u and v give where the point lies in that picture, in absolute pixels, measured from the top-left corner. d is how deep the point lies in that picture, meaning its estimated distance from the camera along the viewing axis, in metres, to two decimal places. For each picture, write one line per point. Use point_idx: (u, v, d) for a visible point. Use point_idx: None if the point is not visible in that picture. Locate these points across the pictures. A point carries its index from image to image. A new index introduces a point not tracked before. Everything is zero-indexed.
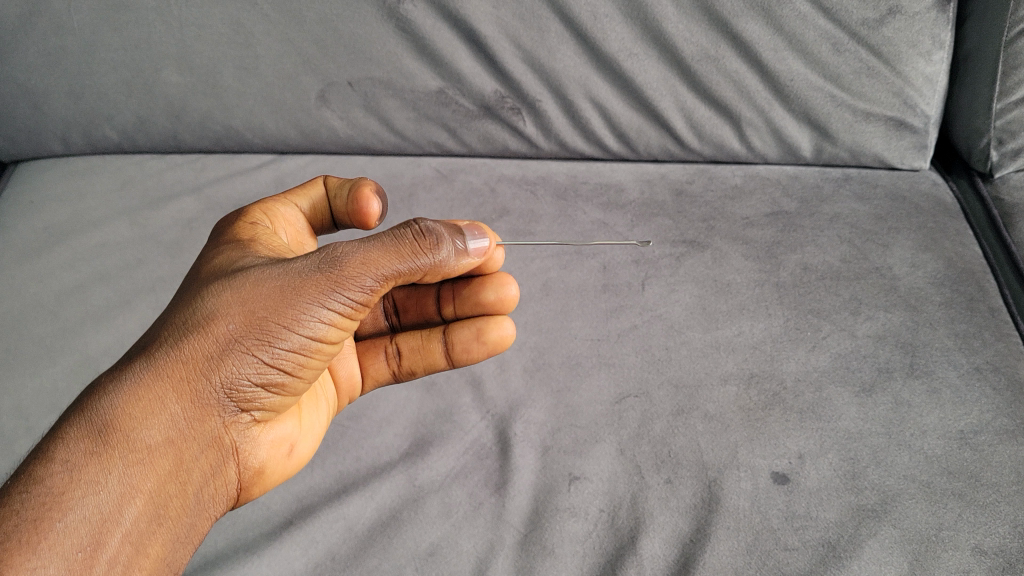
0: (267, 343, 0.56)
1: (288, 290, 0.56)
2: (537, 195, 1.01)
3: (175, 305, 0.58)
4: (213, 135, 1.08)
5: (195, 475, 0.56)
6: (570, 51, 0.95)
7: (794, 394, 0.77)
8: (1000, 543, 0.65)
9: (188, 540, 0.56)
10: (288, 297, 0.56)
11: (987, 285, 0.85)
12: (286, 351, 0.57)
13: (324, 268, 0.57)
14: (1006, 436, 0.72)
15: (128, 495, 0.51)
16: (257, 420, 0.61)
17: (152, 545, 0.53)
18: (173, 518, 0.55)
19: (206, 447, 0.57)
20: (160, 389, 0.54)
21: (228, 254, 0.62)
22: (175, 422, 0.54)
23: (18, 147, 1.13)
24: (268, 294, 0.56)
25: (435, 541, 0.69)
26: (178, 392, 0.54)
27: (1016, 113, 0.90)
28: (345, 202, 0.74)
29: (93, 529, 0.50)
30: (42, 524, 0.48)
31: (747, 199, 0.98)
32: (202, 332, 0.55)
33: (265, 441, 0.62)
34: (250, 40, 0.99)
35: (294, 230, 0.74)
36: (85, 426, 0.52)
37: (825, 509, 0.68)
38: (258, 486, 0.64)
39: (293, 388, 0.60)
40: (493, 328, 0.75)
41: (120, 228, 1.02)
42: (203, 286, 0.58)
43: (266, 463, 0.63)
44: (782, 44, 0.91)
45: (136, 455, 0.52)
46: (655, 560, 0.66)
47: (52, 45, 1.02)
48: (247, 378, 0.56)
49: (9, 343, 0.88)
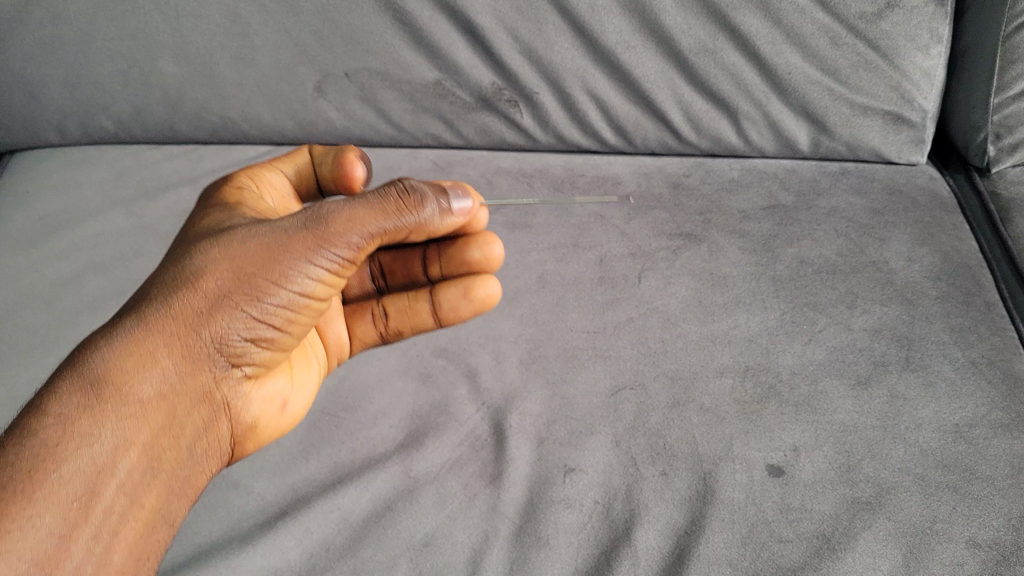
0: (256, 299, 0.56)
1: (277, 247, 0.56)
2: (534, 187, 1.01)
3: (166, 261, 0.58)
4: (210, 125, 1.08)
5: (188, 430, 0.56)
6: (568, 43, 0.95)
7: (790, 386, 0.77)
8: (994, 536, 0.65)
9: (184, 493, 0.57)
10: (276, 254, 0.56)
11: (984, 280, 0.85)
12: (275, 307, 0.57)
13: (311, 226, 0.57)
14: (1001, 429, 0.72)
15: (122, 447, 0.52)
16: (248, 376, 0.61)
17: (148, 496, 0.53)
18: (168, 470, 0.55)
19: (198, 400, 0.57)
20: (152, 343, 0.54)
21: (218, 213, 0.62)
22: (169, 376, 0.55)
23: (14, 136, 1.12)
24: (256, 252, 0.56)
25: (429, 531, 0.69)
26: (170, 347, 0.55)
27: (1013, 108, 0.90)
28: (331, 168, 0.74)
29: (88, 480, 0.50)
30: (36, 475, 0.47)
31: (744, 192, 0.98)
32: (192, 287, 0.55)
33: (257, 398, 0.62)
34: (247, 31, 0.98)
35: (280, 196, 0.73)
36: (78, 378, 0.51)
37: (820, 501, 0.68)
38: (251, 442, 0.64)
39: (283, 344, 0.61)
40: (479, 287, 0.76)
41: (116, 219, 1.02)
42: (193, 243, 0.58)
43: (259, 418, 0.63)
44: (780, 38, 0.90)
45: (130, 408, 0.52)
46: (650, 552, 0.66)
47: (49, 34, 1.02)
48: (237, 333, 0.57)
49: (4, 332, 0.88)
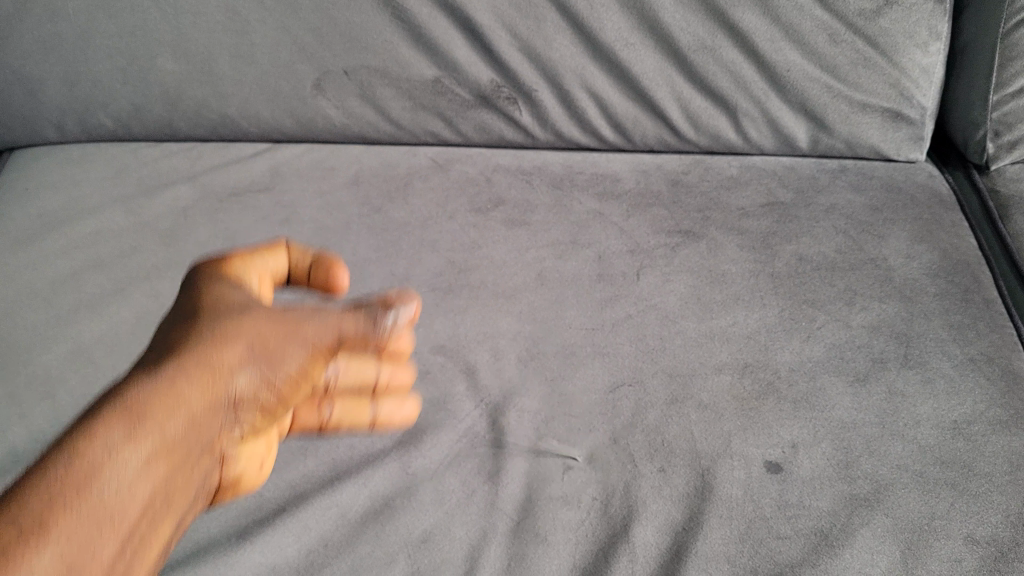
0: (274, 374, 0.49)
1: (302, 327, 0.50)
2: (533, 185, 1.01)
3: (204, 304, 0.52)
4: (209, 123, 1.08)
5: (188, 487, 0.48)
6: (567, 41, 0.95)
7: (788, 383, 0.77)
8: (992, 532, 0.65)
9: (175, 539, 0.49)
10: (299, 337, 0.50)
11: (982, 277, 0.85)
12: (284, 385, 0.50)
13: (331, 319, 0.50)
14: (999, 426, 0.72)
15: (137, 497, 0.44)
16: (248, 439, 0.53)
17: (148, 548, 0.46)
18: (167, 518, 0.47)
19: (203, 459, 0.49)
20: (182, 392, 0.46)
21: (221, 285, 0.54)
22: (189, 429, 0.47)
23: (13, 134, 1.12)
24: (283, 328, 0.50)
25: (427, 528, 0.69)
26: (199, 398, 0.47)
27: (1012, 105, 0.91)
28: (318, 276, 0.63)
29: (103, 519, 0.42)
30: (67, 502, 0.41)
31: (743, 189, 0.98)
32: (213, 339, 0.48)
33: (245, 460, 0.54)
34: (246, 28, 0.99)
35: (263, 287, 0.61)
36: (120, 406, 0.44)
37: (818, 497, 0.68)
38: (231, 494, 0.56)
39: (279, 418, 0.53)
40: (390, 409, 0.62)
41: (114, 216, 1.02)
42: (225, 303, 0.52)
43: (243, 474, 0.55)
44: (779, 35, 0.90)
45: (156, 455, 0.45)
46: (648, 548, 0.66)
47: (48, 31, 1.02)
48: (247, 401, 0.49)
49: (3, 329, 0.88)
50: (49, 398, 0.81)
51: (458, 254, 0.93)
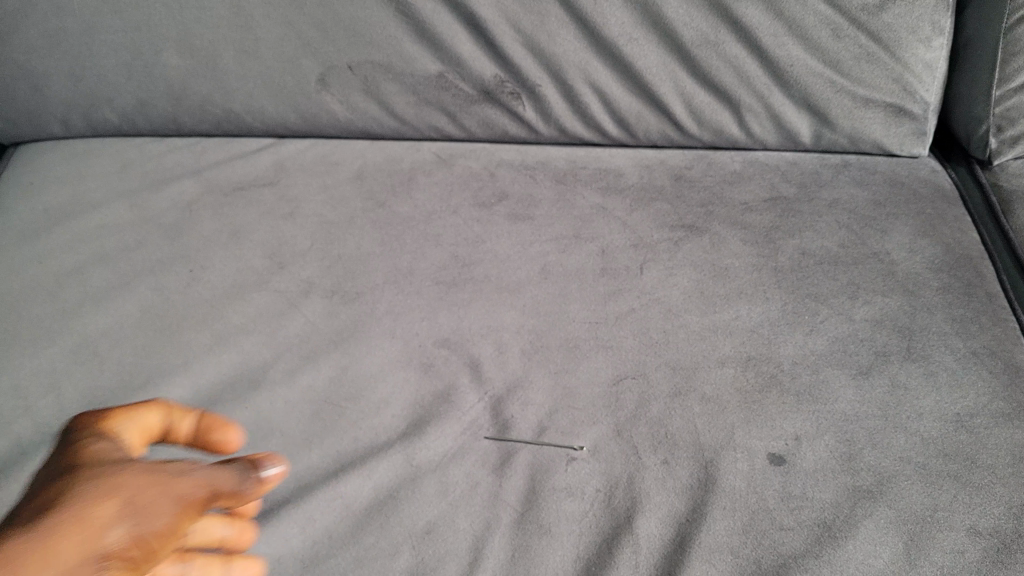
0: (139, 534, 0.42)
1: (173, 479, 0.45)
2: (536, 180, 1.01)
3: (59, 468, 0.45)
4: (213, 118, 1.09)
5: None
6: (570, 36, 0.95)
7: (791, 376, 0.77)
8: (995, 524, 0.65)
9: None
10: (168, 489, 0.44)
11: (984, 271, 0.85)
12: (149, 547, 0.42)
13: (201, 474, 0.47)
14: (1002, 419, 0.72)
15: None
16: None
17: None
18: None
19: None
20: (26, 556, 0.38)
21: (90, 444, 0.48)
22: None
23: (18, 129, 1.13)
24: (152, 480, 0.44)
25: (431, 519, 0.69)
26: (48, 564, 0.39)
27: (1016, 100, 0.91)
28: (194, 432, 0.56)
29: None
30: None
31: (746, 184, 0.98)
32: (80, 494, 0.42)
33: None
34: (250, 23, 0.99)
35: (139, 443, 0.53)
36: None
37: (821, 489, 0.68)
38: None
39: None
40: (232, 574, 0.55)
41: (119, 210, 1.02)
42: (84, 461, 0.46)
43: None
44: (782, 29, 0.91)
45: None
46: (651, 539, 0.66)
47: (54, 26, 1.02)
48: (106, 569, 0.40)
49: (8, 322, 0.89)
50: (54, 391, 0.81)
51: (461, 248, 0.94)
